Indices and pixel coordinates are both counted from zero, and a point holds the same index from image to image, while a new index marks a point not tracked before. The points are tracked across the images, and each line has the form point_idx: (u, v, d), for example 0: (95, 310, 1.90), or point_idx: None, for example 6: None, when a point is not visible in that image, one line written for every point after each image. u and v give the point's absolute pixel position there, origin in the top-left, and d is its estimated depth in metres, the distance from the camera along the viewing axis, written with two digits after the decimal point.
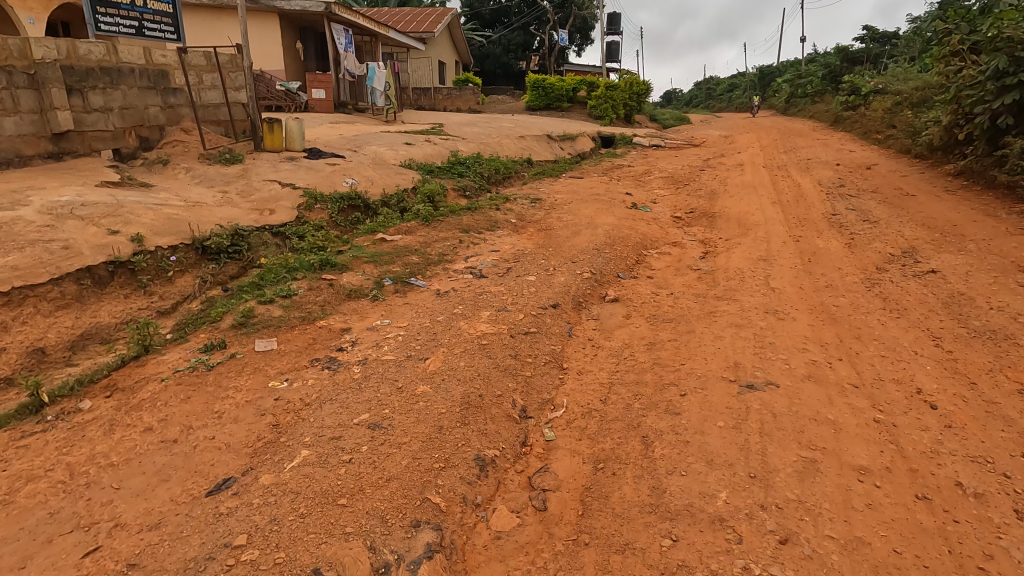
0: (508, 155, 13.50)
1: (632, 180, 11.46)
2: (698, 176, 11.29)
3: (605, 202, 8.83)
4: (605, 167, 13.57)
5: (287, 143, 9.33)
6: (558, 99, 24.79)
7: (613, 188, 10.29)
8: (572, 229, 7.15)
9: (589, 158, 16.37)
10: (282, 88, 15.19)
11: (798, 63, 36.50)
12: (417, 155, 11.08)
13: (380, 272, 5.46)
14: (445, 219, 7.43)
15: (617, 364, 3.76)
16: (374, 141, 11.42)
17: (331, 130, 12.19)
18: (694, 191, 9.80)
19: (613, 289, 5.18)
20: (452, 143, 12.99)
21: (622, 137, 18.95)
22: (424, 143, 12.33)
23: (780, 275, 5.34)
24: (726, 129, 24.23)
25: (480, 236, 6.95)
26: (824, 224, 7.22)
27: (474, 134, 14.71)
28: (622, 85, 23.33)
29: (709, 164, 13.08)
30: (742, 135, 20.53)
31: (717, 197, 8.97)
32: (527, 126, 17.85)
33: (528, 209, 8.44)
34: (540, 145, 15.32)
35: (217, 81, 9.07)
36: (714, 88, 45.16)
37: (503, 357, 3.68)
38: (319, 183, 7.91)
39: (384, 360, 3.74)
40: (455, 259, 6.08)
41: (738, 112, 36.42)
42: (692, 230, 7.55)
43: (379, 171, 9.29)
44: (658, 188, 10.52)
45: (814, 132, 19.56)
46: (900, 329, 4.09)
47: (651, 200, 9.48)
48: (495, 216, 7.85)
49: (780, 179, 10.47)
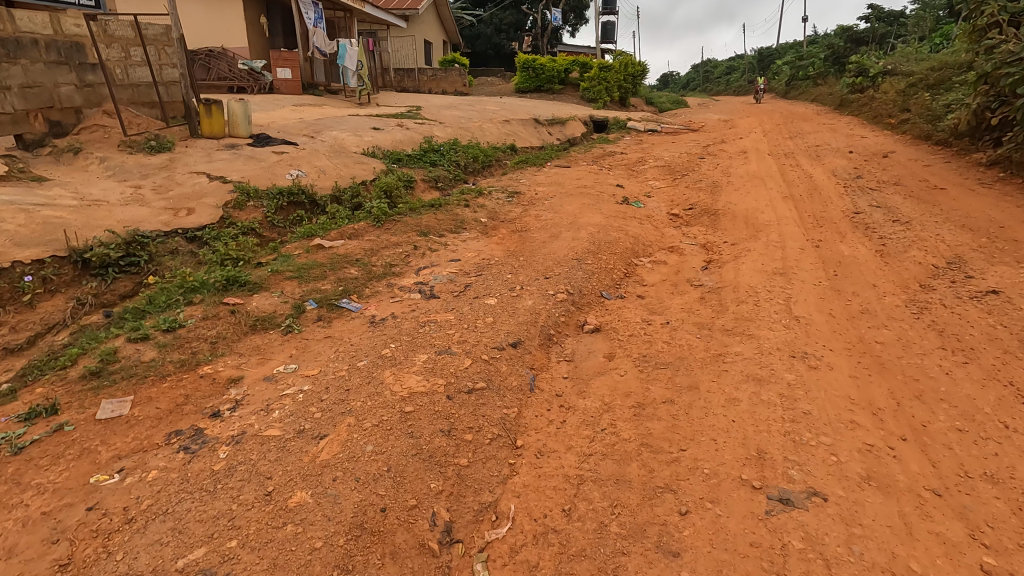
0: (489, 141, 12.34)
1: (625, 170, 10.34)
2: (698, 166, 10.18)
3: (592, 197, 7.75)
4: (596, 154, 12.45)
5: (231, 128, 8.18)
6: (550, 81, 23.49)
7: (603, 179, 9.19)
8: (550, 232, 6.07)
9: (579, 144, 15.22)
10: (244, 67, 14.07)
11: (799, 44, 35.17)
12: (384, 142, 9.91)
13: (305, 291, 4.37)
14: (402, 218, 6.33)
15: (591, 441, 2.71)
16: (336, 126, 10.22)
17: (290, 113, 10.96)
18: (693, 183, 8.71)
19: (594, 316, 4.12)
20: (427, 128, 11.80)
21: (616, 121, 17.77)
22: (394, 127, 11.13)
23: (803, 295, 4.27)
24: (726, 112, 23.05)
25: (441, 239, 5.86)
26: (846, 225, 6.17)
27: (454, 118, 13.51)
28: (617, 66, 22.12)
29: (709, 152, 11.97)
30: (743, 120, 19.36)
31: (720, 191, 7.89)
32: (514, 109, 16.61)
33: (503, 205, 7.35)
34: (526, 130, 14.14)
35: (147, 56, 7.85)
36: (712, 71, 43.74)
37: (430, 435, 2.62)
38: (257, 174, 6.77)
39: (265, 437, 2.67)
40: (404, 271, 5.00)
41: (736, 95, 35.10)
42: (691, 231, 6.49)
43: (335, 160, 8.14)
44: (653, 179, 9.43)
45: (819, 116, 18.42)
46: (976, 384, 3.04)
47: (645, 193, 8.39)
48: (464, 213, 6.75)
49: (789, 170, 9.37)
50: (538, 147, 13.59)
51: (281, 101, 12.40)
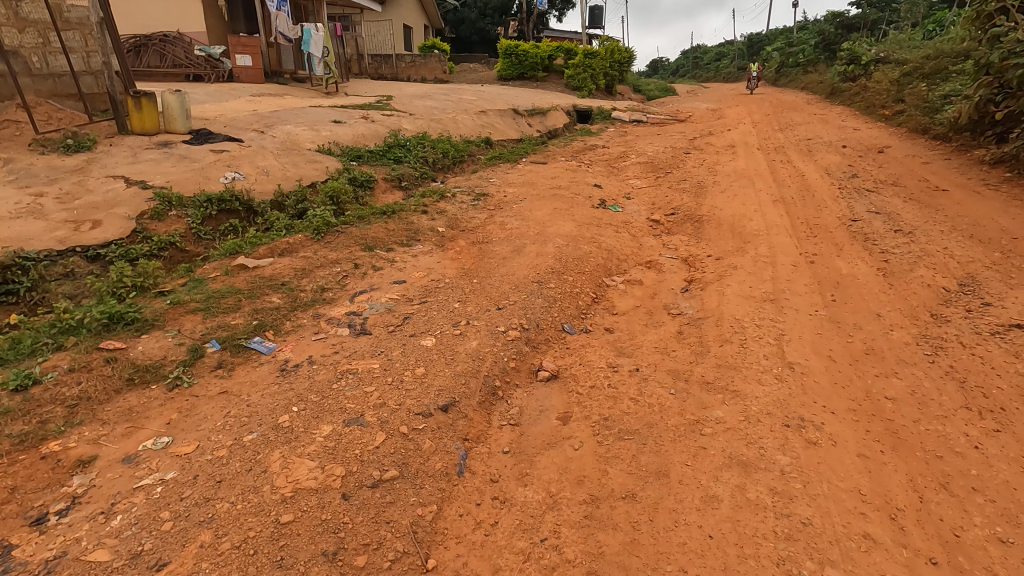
0: (462, 134, 11.58)
1: (605, 167, 9.64)
2: (683, 162, 9.52)
3: (565, 200, 7.06)
4: (576, 148, 11.73)
5: (166, 122, 7.38)
6: (533, 68, 22.62)
7: (580, 178, 8.50)
8: (513, 245, 5.39)
9: (560, 136, 14.48)
10: (201, 53, 13.20)
11: (789, 31, 34.44)
12: (344, 137, 9.13)
13: (209, 328, 3.66)
14: (348, 228, 5.61)
15: (525, 561, 2.08)
16: (292, 119, 9.41)
17: (243, 106, 10.14)
18: (677, 183, 8.05)
19: (551, 359, 3.48)
20: (395, 120, 11.01)
21: (600, 110, 17.01)
22: (358, 120, 10.34)
23: (797, 329, 3.64)
24: (714, 101, 22.34)
25: (388, 254, 5.17)
26: (841, 234, 5.57)
27: (426, 108, 12.71)
28: (603, 53, 21.30)
29: (695, 145, 11.32)
30: (731, 109, 18.69)
31: (705, 193, 7.24)
32: (493, 98, 15.79)
33: (467, 210, 6.64)
34: (503, 121, 13.38)
35: (70, 43, 7.02)
36: (701, 57, 42.92)
37: (310, 564, 1.97)
38: (185, 178, 6.01)
39: (86, 564, 1.99)
40: (336, 298, 4.30)
41: (726, 82, 34.36)
42: (671, 242, 5.83)
43: (283, 159, 7.38)
44: (634, 177, 8.76)
45: (809, 106, 17.79)
46: (1014, 464, 2.44)
47: (624, 194, 7.72)
48: (419, 221, 6.04)
49: (779, 167, 8.73)
50: (516, 140, 12.84)
51: (237, 92, 11.55)
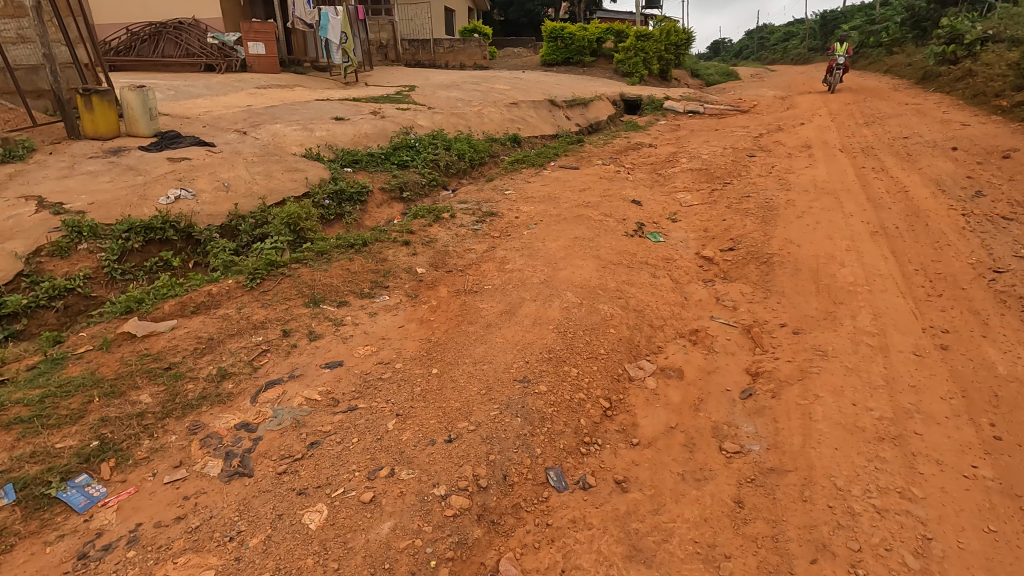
0: (486, 131, 10.21)
1: (648, 174, 8.01)
2: (745, 168, 7.77)
3: (591, 225, 5.59)
4: (618, 146, 10.09)
5: (129, 125, 6.45)
6: (580, 52, 20.81)
7: (615, 190, 6.98)
8: (505, 299, 4.00)
9: (602, 131, 12.84)
10: (214, 41, 12.36)
11: (870, 6, 30.79)
12: (341, 138, 7.91)
13: (14, 459, 2.47)
14: (298, 269, 4.36)
15: None
16: (286, 116, 8.27)
17: (240, 101, 9.09)
18: (738, 199, 6.39)
19: (513, 558, 2.09)
20: (409, 116, 9.73)
21: (650, 100, 15.17)
22: (364, 116, 9.10)
23: (952, 525, 2.09)
24: (782, 88, 19.88)
25: (336, 311, 3.88)
26: (980, 296, 3.87)
27: (448, 101, 11.38)
28: (657, 35, 19.24)
29: (761, 145, 9.48)
30: (802, 98, 16.37)
31: (775, 218, 5.58)
32: (529, 87, 14.26)
33: (463, 239, 5.28)
34: (536, 114, 11.88)
35: (24, 32, 6.17)
36: (767, 38, 39.44)
37: None
38: (116, 198, 4.91)
39: None
40: (234, 394, 3.04)
41: (794, 65, 31.21)
42: (727, 297, 4.27)
43: (256, 168, 6.23)
44: (682, 189, 7.13)
45: (898, 94, 15.27)
46: None
47: (669, 215, 6.14)
48: (395, 256, 4.73)
49: (872, 179, 6.87)
50: (550, 137, 11.34)
51: (241, 84, 10.55)
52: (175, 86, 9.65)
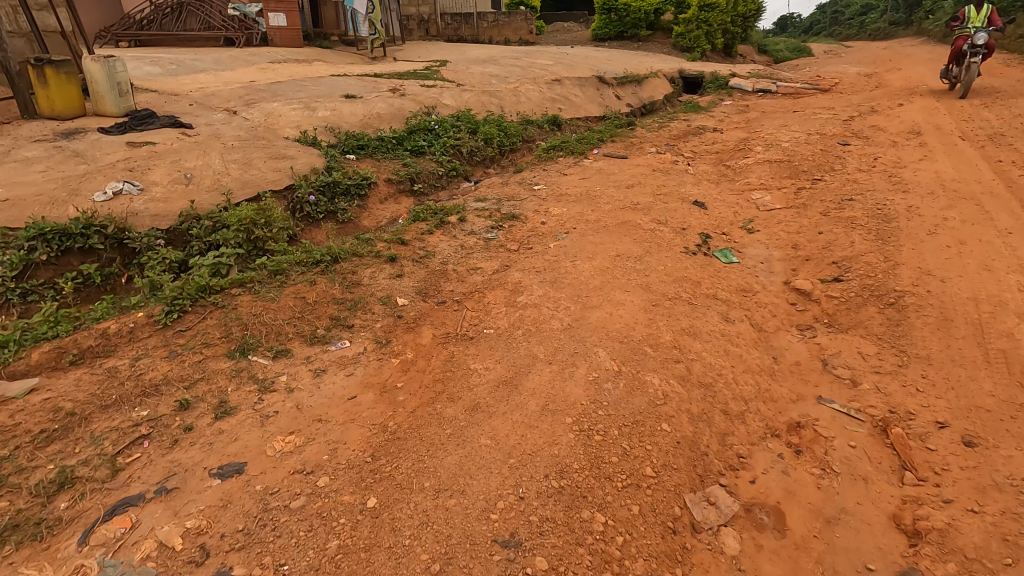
0: (521, 112, 8.91)
1: (713, 166, 6.52)
2: (840, 161, 6.19)
3: (638, 238, 4.27)
4: (675, 131, 8.57)
5: (95, 103, 5.53)
6: (636, 25, 18.93)
7: (672, 187, 5.58)
8: (507, 356, 2.78)
9: (657, 112, 11.28)
10: (235, 12, 11.47)
11: None
12: (348, 119, 6.80)
13: None
14: (237, 295, 3.25)
15: None
16: (290, 93, 7.23)
17: (245, 76, 8.11)
18: (836, 202, 4.88)
19: None
20: (434, 93, 8.54)
21: (714, 77, 13.39)
22: (382, 94, 7.97)
23: None
24: (866, 64, 17.53)
25: (269, 366, 2.76)
26: None
27: (481, 77, 10.10)
28: (724, 4, 17.23)
29: (855, 130, 7.78)
30: (892, 75, 14.15)
31: (893, 232, 4.09)
32: (576, 62, 12.77)
33: (470, 253, 4.07)
34: (581, 93, 10.46)
35: None
36: (843, 10, 35.90)
37: None
38: (41, 195, 3.96)
39: None
40: (65, 521, 1.96)
41: (874, 39, 28.07)
42: (838, 363, 2.90)
43: (234, 156, 5.19)
44: (758, 187, 5.67)
45: (1014, 71, 12.86)
46: None
47: (743, 223, 4.73)
48: (373, 278, 3.57)
49: (1019, 178, 5.19)
50: (595, 119, 9.91)
51: (254, 58, 9.59)
52: (181, 61, 8.79)
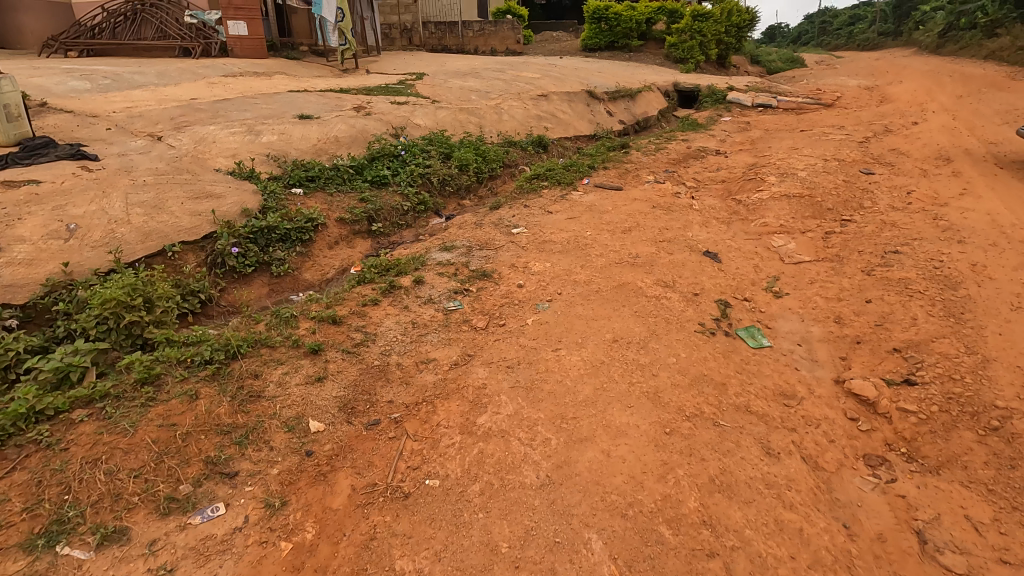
0: (502, 132, 8.03)
1: (721, 201, 5.67)
2: (867, 197, 5.35)
3: (639, 310, 3.36)
4: (674, 154, 7.71)
5: None
6: (626, 35, 18.16)
7: (676, 232, 4.70)
8: (450, 547, 1.89)
9: (651, 130, 10.47)
10: (192, 20, 10.48)
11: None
12: (299, 145, 5.87)
13: None
14: (76, 422, 2.27)
15: None
16: (234, 114, 6.28)
17: (188, 93, 7.16)
18: (877, 255, 4.02)
19: None
20: (404, 112, 7.63)
21: (711, 90, 12.60)
22: (344, 113, 7.05)
23: None
24: (865, 76, 16.88)
25: (89, 566, 1.82)
26: None
27: (460, 92, 9.20)
28: (718, 14, 16.51)
29: (875, 155, 6.96)
30: (895, 89, 13.45)
31: (964, 305, 3.22)
32: (565, 74, 11.93)
33: (423, 334, 3.14)
34: (570, 109, 9.60)
35: None
36: (832, 20, 35.51)
37: None
38: None
39: None
40: None
41: (866, 50, 27.60)
42: (937, 542, 2.00)
43: (144, 197, 4.24)
44: (777, 231, 4.81)
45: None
46: None
47: (767, 284, 3.86)
48: (283, 383, 2.61)
49: None
50: (585, 138, 9.06)
51: (206, 71, 8.61)
52: (118, 74, 7.78)
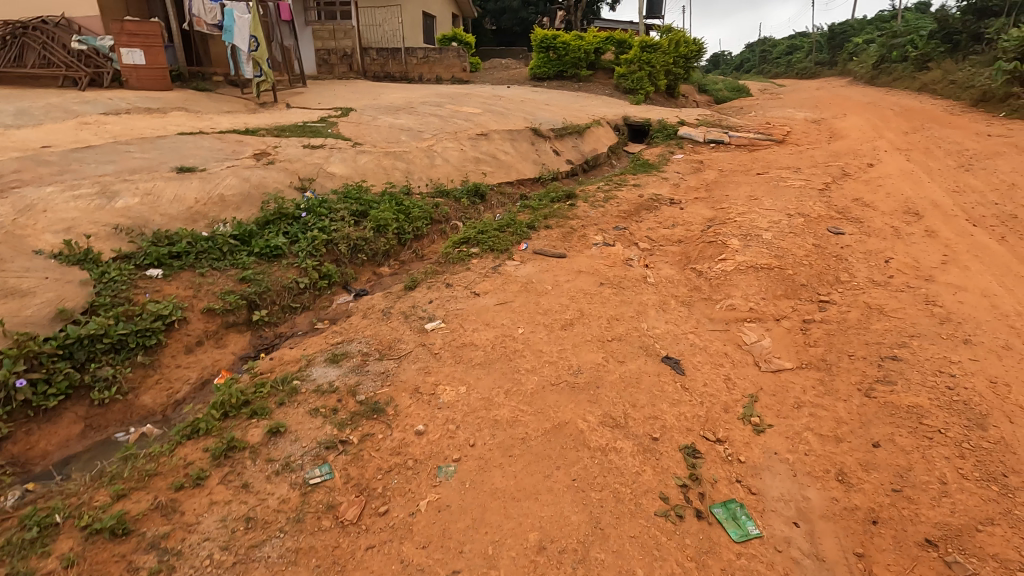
0: (433, 180, 7.11)
1: (679, 272, 4.87)
2: (842, 268, 4.66)
3: (576, 476, 2.44)
4: (624, 203, 6.95)
5: None
6: (575, 65, 17.69)
7: (627, 324, 3.83)
8: None
9: (600, 169, 9.78)
10: (80, 46, 9.12)
11: (885, 20, 28.01)
12: (168, 209, 4.78)
13: None
14: None
15: None
16: (92, 168, 5.13)
17: (45, 137, 5.91)
18: (871, 363, 3.25)
19: None
20: (316, 157, 6.60)
21: (661, 125, 12.09)
22: (240, 162, 5.97)
23: None
24: (811, 107, 16.90)
25: None
26: None
27: (389, 131, 8.24)
28: (666, 45, 16.21)
29: (840, 207, 6.37)
30: (844, 123, 13.31)
31: (998, 463, 2.45)
32: (510, 108, 11.16)
33: (257, 543, 2.11)
34: (512, 148, 8.79)
35: None
36: (772, 48, 36.56)
37: None
38: None
39: None
40: None
41: (806, 78, 28.27)
42: None
43: None
44: (747, 318, 4.02)
45: (964, 121, 12.18)
46: None
47: (743, 409, 3.01)
48: None
49: None
50: (528, 182, 8.24)
51: (84, 107, 7.35)
52: None
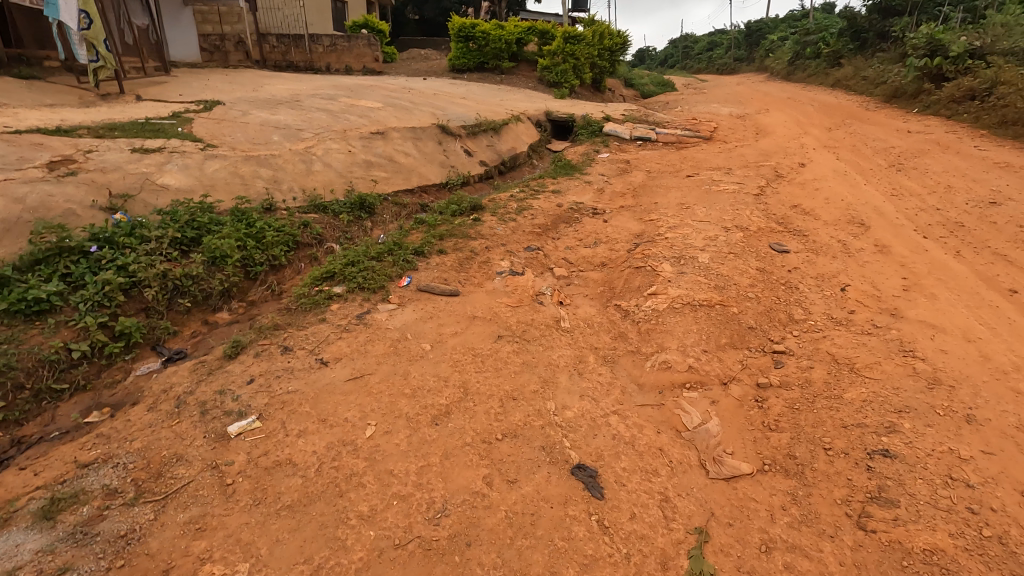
0: (308, 190, 5.77)
1: (601, 312, 3.85)
2: (795, 302, 3.80)
3: None
4: (540, 215, 5.91)
5: None
6: (496, 56, 16.51)
7: (528, 407, 2.74)
8: None
9: (517, 171, 8.71)
10: None
11: (796, 19, 28.75)
12: None
13: None
14: None
15: None
16: None
17: None
18: (856, 463, 2.33)
19: None
20: (144, 164, 5.09)
21: (585, 121, 11.16)
22: (19, 174, 4.40)
23: None
24: (735, 102, 16.62)
25: None
26: None
27: (258, 130, 6.77)
28: (589, 36, 15.35)
29: (779, 217, 5.60)
30: (768, 119, 12.95)
31: None
32: (417, 102, 9.87)
33: None
34: (414, 148, 7.53)
35: None
36: (693, 44, 36.96)
37: None
38: None
39: None
40: None
41: (726, 74, 28.54)
42: None
43: None
44: (687, 381, 3.04)
45: (883, 116, 12.07)
46: None
47: (689, 562, 1.99)
48: None
49: None
50: (431, 188, 7.04)
51: None
52: None
